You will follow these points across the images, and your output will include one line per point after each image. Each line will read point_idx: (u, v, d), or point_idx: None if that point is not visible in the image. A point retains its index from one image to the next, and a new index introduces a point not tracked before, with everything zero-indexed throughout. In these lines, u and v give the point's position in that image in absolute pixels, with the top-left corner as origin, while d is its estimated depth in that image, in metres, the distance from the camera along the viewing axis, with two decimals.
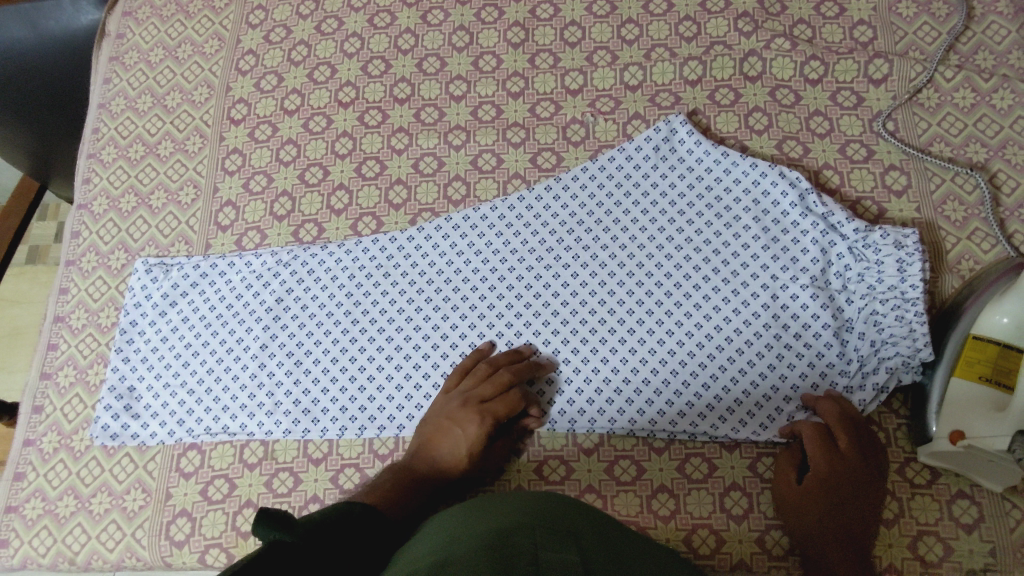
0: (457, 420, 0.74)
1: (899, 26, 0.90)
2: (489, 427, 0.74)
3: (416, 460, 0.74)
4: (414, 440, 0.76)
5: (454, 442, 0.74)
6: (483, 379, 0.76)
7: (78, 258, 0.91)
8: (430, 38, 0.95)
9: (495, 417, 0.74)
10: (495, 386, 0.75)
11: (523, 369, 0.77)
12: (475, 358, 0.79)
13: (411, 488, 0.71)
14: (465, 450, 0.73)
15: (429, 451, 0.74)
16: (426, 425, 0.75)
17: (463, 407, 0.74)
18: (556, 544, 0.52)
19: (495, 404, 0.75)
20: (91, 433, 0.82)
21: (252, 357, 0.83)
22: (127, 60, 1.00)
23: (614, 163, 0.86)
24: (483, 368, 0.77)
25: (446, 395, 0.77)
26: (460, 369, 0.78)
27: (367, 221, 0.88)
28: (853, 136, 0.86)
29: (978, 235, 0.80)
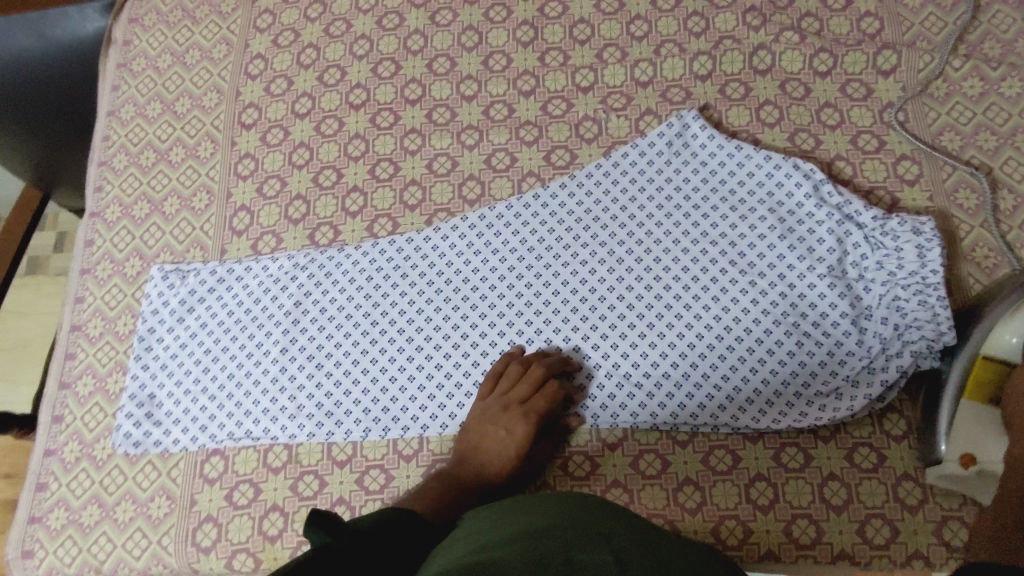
0: (501, 425, 0.75)
1: (906, 17, 0.90)
2: (532, 425, 0.75)
3: (462, 467, 0.75)
4: (456, 447, 0.77)
5: (500, 445, 0.75)
6: (517, 379, 0.77)
7: (93, 266, 0.90)
8: (439, 38, 0.95)
9: (535, 416, 0.75)
10: (530, 384, 0.76)
11: (553, 364, 0.78)
12: (505, 359, 0.79)
13: (462, 494, 0.72)
14: (511, 452, 0.75)
15: (476, 457, 0.75)
16: (468, 432, 0.76)
17: (504, 411, 0.75)
18: (591, 546, 0.52)
19: (534, 403, 0.76)
20: (113, 441, 0.82)
21: (273, 361, 0.83)
22: (135, 67, 1.00)
23: (628, 159, 0.86)
24: (514, 367, 0.78)
25: (484, 400, 0.77)
26: (491, 373, 0.79)
27: (383, 223, 0.88)
28: (864, 127, 0.86)
29: (992, 222, 0.81)
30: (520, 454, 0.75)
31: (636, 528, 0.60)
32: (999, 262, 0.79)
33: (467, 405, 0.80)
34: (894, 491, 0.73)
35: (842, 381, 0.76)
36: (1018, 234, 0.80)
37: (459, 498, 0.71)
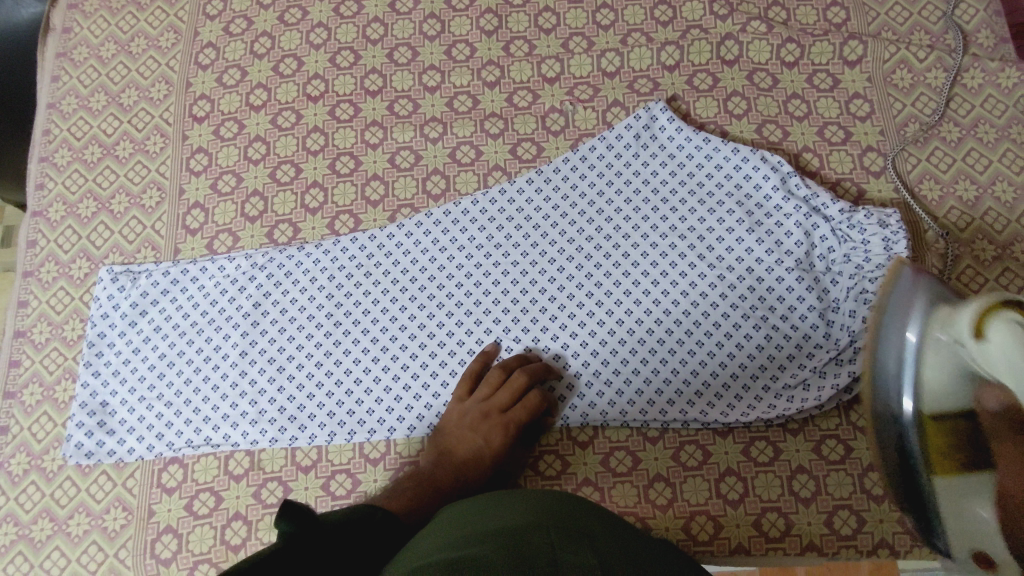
0: (480, 432, 0.74)
1: (871, 7, 0.90)
2: (509, 435, 0.74)
3: (436, 471, 0.72)
4: (429, 449, 0.75)
5: (478, 452, 0.74)
6: (497, 385, 0.76)
7: (36, 268, 0.85)
8: (400, 26, 0.92)
9: (514, 426, 0.74)
10: (511, 392, 0.75)
11: (538, 370, 0.76)
12: (483, 361, 0.77)
13: (435, 498, 0.70)
14: (487, 459, 0.74)
15: (451, 462, 0.73)
16: (444, 433, 0.75)
17: (484, 416, 0.74)
18: (573, 547, 0.51)
19: (514, 411, 0.75)
20: (64, 452, 0.78)
21: (232, 365, 0.80)
22: (76, 56, 0.94)
23: (595, 152, 0.85)
24: (496, 372, 0.76)
25: (462, 402, 0.76)
26: (467, 375, 0.77)
27: (345, 219, 0.85)
28: (831, 118, 0.86)
29: (954, 214, 0.81)
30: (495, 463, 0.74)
31: (617, 527, 0.59)
32: (962, 253, 0.80)
33: (435, 407, 0.78)
34: (861, 482, 0.74)
35: (809, 374, 0.76)
36: (980, 225, 0.81)
37: (430, 502, 0.69)
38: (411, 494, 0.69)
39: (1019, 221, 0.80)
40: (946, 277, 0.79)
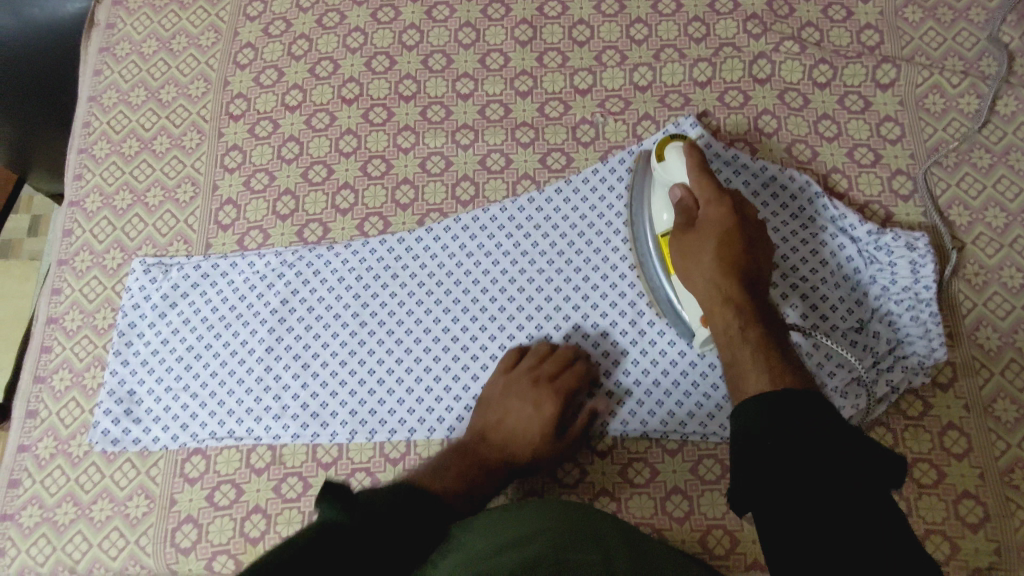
0: (531, 400, 0.75)
1: (905, 31, 0.90)
2: (560, 403, 0.76)
3: (485, 440, 0.74)
4: (474, 421, 0.76)
5: (525, 421, 0.75)
6: (544, 356, 0.78)
7: (71, 257, 0.87)
8: (435, 34, 0.93)
9: (563, 393, 0.76)
10: (558, 363, 0.77)
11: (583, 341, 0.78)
12: (525, 337, 0.79)
13: (483, 467, 0.72)
14: (538, 426, 0.75)
15: (499, 432, 0.75)
16: (490, 405, 0.76)
17: (535, 384, 0.75)
18: (577, 546, 0.55)
19: (562, 381, 0.76)
20: (90, 438, 0.79)
21: (258, 360, 0.81)
22: (119, 51, 0.96)
23: (624, 165, 0.86)
24: (541, 347, 0.79)
25: (506, 375, 0.77)
26: (511, 352, 0.79)
27: (374, 221, 0.86)
28: (860, 140, 0.86)
29: (982, 240, 0.81)
30: (546, 431, 0.75)
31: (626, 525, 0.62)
32: (989, 279, 0.79)
33: (456, 410, 0.79)
34: None
35: (831, 393, 0.76)
36: (1008, 252, 0.80)
37: (487, 472, 0.72)
38: (461, 463, 0.72)
39: None
40: (972, 303, 0.79)
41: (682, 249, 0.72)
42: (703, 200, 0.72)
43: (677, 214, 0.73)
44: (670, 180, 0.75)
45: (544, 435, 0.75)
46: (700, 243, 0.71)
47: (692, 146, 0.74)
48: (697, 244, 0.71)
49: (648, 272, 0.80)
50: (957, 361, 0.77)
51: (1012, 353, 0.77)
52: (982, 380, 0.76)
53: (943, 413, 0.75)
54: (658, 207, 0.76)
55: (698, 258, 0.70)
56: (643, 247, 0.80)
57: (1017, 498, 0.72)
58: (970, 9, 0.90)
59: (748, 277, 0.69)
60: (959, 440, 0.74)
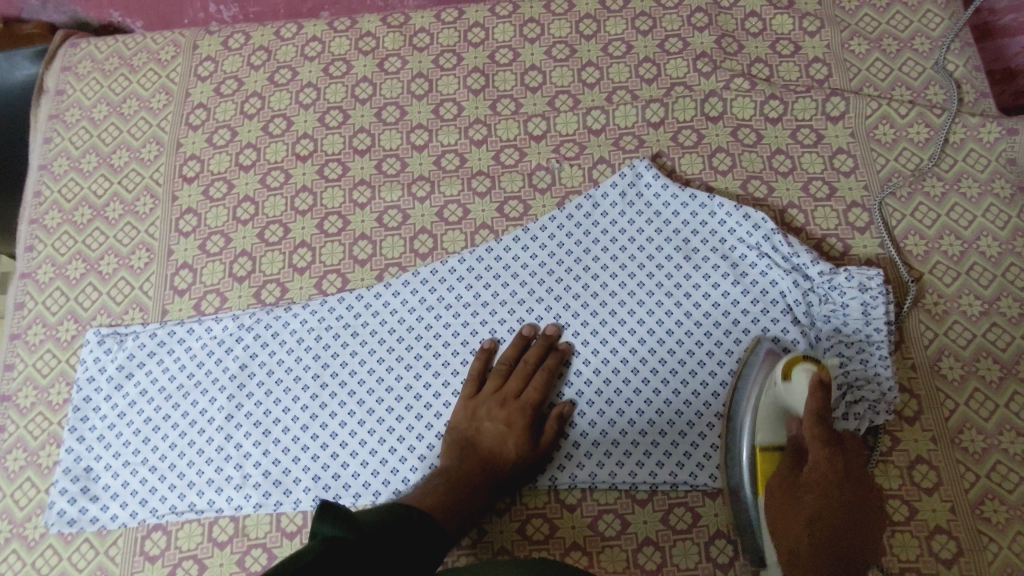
0: (499, 421, 0.76)
1: (853, 63, 0.91)
2: (530, 417, 0.76)
3: (462, 466, 0.74)
4: (448, 447, 0.76)
5: (499, 440, 0.76)
6: (505, 375, 0.79)
7: (24, 331, 0.85)
8: (388, 86, 0.93)
9: (531, 407, 0.77)
10: (519, 379, 0.78)
11: (541, 352, 0.79)
12: (483, 359, 0.80)
13: (461, 492, 0.73)
14: (510, 442, 0.75)
15: (474, 456, 0.75)
16: (459, 430, 0.77)
17: (500, 405, 0.77)
18: None
19: (527, 395, 0.77)
20: (46, 520, 0.77)
21: (218, 428, 0.79)
22: (69, 118, 0.95)
23: (581, 210, 0.85)
24: (500, 365, 0.79)
25: (471, 399, 0.78)
26: (471, 375, 0.79)
27: (332, 278, 0.85)
28: (815, 174, 0.87)
29: (940, 268, 0.81)
30: (520, 445, 0.75)
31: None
32: (949, 308, 0.80)
33: (420, 469, 0.77)
34: None
35: None
36: (966, 279, 0.81)
37: (466, 496, 0.73)
38: (439, 490, 0.72)
39: (1005, 275, 0.80)
40: (933, 333, 0.79)
41: (780, 484, 0.67)
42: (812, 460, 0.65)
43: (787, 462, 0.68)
44: (791, 399, 0.68)
45: (518, 449, 0.75)
46: (798, 493, 0.66)
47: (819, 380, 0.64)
48: (799, 493, 0.66)
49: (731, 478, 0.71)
50: (922, 393, 0.77)
51: (976, 381, 0.76)
52: (947, 411, 0.76)
53: (911, 447, 0.75)
54: (765, 424, 0.70)
55: (791, 496, 0.66)
56: (736, 406, 0.72)
57: (990, 530, 0.71)
58: (914, 38, 0.92)
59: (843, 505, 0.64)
60: (928, 473, 0.74)
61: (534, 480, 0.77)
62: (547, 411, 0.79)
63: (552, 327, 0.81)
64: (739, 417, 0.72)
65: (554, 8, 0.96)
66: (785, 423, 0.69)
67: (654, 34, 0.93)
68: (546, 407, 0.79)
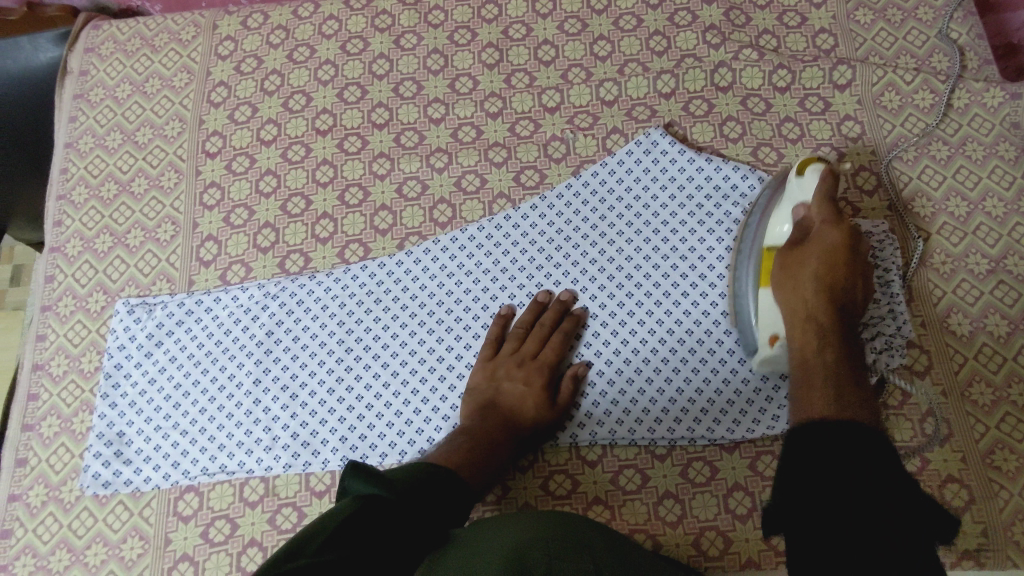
0: (518, 380, 0.78)
1: (859, 33, 0.93)
2: (548, 376, 0.78)
3: (484, 424, 0.76)
4: (469, 407, 0.78)
5: (518, 398, 0.77)
6: (522, 338, 0.81)
7: (54, 303, 0.88)
8: (404, 62, 0.95)
9: (549, 367, 0.79)
10: (536, 341, 0.80)
11: (557, 314, 0.81)
12: (501, 323, 0.82)
13: (484, 448, 0.74)
14: (530, 401, 0.77)
15: (494, 415, 0.76)
16: (479, 391, 0.78)
17: (519, 365, 0.79)
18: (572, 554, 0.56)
19: (544, 355, 0.79)
20: (81, 483, 0.79)
21: (246, 392, 0.81)
22: (92, 97, 0.97)
23: (597, 178, 0.87)
24: (518, 329, 0.81)
25: (490, 361, 0.80)
26: (490, 338, 0.81)
27: (354, 248, 0.87)
28: (824, 140, 0.89)
29: (947, 229, 0.83)
30: (539, 403, 0.77)
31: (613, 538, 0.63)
32: (957, 267, 0.82)
33: (444, 429, 0.79)
34: None
35: None
36: (972, 239, 0.83)
37: (490, 451, 0.74)
38: (462, 446, 0.73)
39: (1011, 234, 0.82)
40: (942, 291, 0.81)
41: (786, 262, 0.73)
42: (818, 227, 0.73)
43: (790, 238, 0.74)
44: (803, 198, 0.74)
45: (537, 407, 0.77)
46: (803, 257, 0.72)
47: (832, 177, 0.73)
48: (805, 255, 0.72)
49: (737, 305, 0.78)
50: (931, 348, 0.79)
51: (984, 337, 0.79)
52: (957, 365, 0.78)
53: (922, 400, 0.77)
54: (777, 219, 0.76)
55: (795, 275, 0.72)
56: (745, 246, 0.79)
57: (1000, 478, 0.73)
58: (918, 8, 0.94)
59: (843, 301, 0.70)
60: (938, 425, 0.76)
61: (552, 438, 0.79)
62: (564, 372, 0.80)
63: (567, 292, 0.83)
64: (748, 251, 0.78)
65: None
66: (792, 211, 0.74)
67: (664, 8, 0.96)
68: (562, 367, 0.81)
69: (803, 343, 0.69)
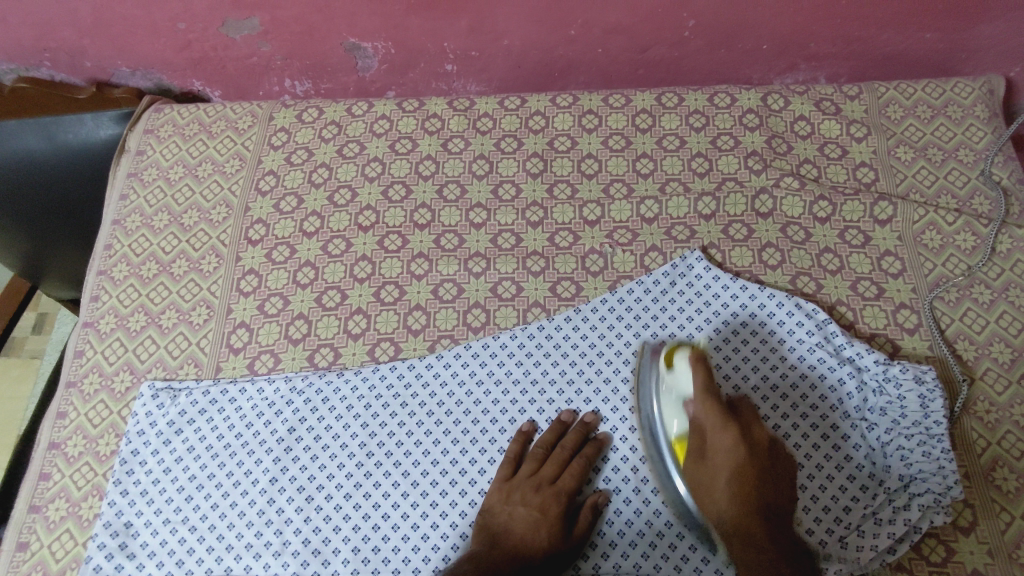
0: (533, 506, 0.76)
1: (899, 169, 0.95)
2: (564, 505, 0.76)
3: (494, 550, 0.73)
4: (480, 530, 0.74)
5: (532, 525, 0.75)
6: (541, 461, 0.78)
7: (79, 379, 0.87)
8: (451, 165, 0.97)
9: (566, 495, 0.76)
10: (555, 465, 0.78)
11: (579, 439, 0.79)
12: (521, 441, 0.80)
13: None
14: (543, 530, 0.74)
15: (506, 541, 0.74)
16: (493, 513, 0.75)
17: (536, 491, 0.76)
18: None
19: (562, 482, 0.77)
20: (81, 574, 0.76)
21: (262, 490, 0.79)
22: (145, 177, 1.00)
23: (633, 294, 0.87)
24: (538, 450, 0.79)
25: (507, 482, 0.77)
26: (509, 457, 0.79)
27: (385, 346, 0.86)
28: (863, 274, 0.88)
29: (991, 375, 0.81)
30: (553, 533, 0.74)
31: None
32: (1001, 417, 0.79)
33: (462, 547, 0.76)
34: None
35: (846, 530, 0.74)
36: (1017, 388, 0.80)
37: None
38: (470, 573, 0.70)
39: None
40: (986, 441, 0.78)
41: (696, 478, 0.73)
42: (711, 427, 0.73)
43: (689, 426, 0.75)
44: (682, 393, 0.76)
45: (549, 537, 0.74)
46: (711, 476, 0.73)
47: (698, 359, 0.74)
48: (712, 472, 0.73)
49: (658, 465, 0.77)
50: (976, 502, 0.75)
51: None
52: (1003, 523, 0.74)
53: (966, 560, 0.72)
54: (668, 413, 0.77)
55: (712, 476, 0.73)
56: (642, 390, 0.81)
57: None
58: (958, 149, 0.95)
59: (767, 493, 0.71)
60: None
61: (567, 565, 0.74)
62: (582, 499, 0.78)
63: (591, 415, 0.81)
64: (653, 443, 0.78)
65: (612, 102, 1.01)
66: (681, 407, 0.76)
67: (707, 131, 0.98)
68: (581, 494, 0.78)
69: (738, 497, 0.71)
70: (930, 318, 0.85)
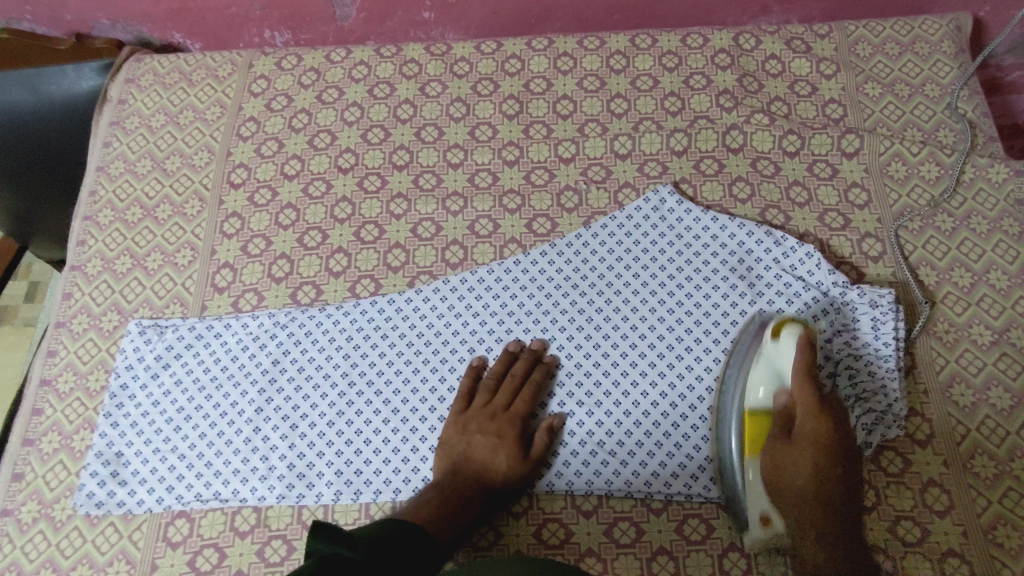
0: (489, 433, 0.78)
1: (867, 105, 0.96)
2: (520, 428, 0.78)
3: (457, 476, 0.75)
4: (441, 463, 0.77)
5: (491, 450, 0.77)
6: (493, 391, 0.81)
7: (69, 319, 0.89)
8: (428, 108, 0.99)
9: (520, 419, 0.79)
10: (508, 392, 0.80)
11: (527, 366, 0.81)
12: (472, 375, 0.82)
13: (459, 503, 0.73)
14: (501, 454, 0.77)
15: (468, 468, 0.76)
16: (451, 446, 0.77)
17: (491, 418, 0.79)
18: None
19: (516, 408, 0.79)
20: (74, 501, 0.79)
21: (247, 420, 0.82)
22: (127, 125, 1.01)
23: (606, 230, 0.90)
24: (488, 380, 0.81)
25: (462, 415, 0.79)
26: (461, 392, 0.81)
27: (366, 283, 0.88)
28: (830, 205, 0.90)
29: (951, 298, 0.84)
30: (510, 456, 0.76)
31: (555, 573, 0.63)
32: (960, 337, 0.82)
33: None
34: None
35: None
36: (976, 310, 0.83)
37: (459, 505, 0.73)
38: (434, 500, 0.73)
39: (1014, 307, 0.83)
40: (944, 359, 0.81)
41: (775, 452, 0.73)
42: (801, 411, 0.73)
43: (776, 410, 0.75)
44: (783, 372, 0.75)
45: (509, 458, 0.76)
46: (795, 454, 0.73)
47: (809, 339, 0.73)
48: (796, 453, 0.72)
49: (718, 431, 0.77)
50: (933, 417, 0.78)
51: (987, 408, 0.78)
52: (959, 436, 0.77)
53: (923, 470, 0.75)
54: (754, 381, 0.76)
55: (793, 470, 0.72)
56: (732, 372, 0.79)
57: (1002, 556, 0.71)
58: (925, 84, 0.97)
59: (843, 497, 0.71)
60: (940, 497, 0.74)
61: (537, 480, 0.78)
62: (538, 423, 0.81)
63: (536, 343, 0.84)
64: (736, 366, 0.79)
65: (586, 44, 1.02)
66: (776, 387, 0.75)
67: (680, 71, 0.99)
68: (536, 418, 0.81)
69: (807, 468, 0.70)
70: (894, 244, 0.87)
